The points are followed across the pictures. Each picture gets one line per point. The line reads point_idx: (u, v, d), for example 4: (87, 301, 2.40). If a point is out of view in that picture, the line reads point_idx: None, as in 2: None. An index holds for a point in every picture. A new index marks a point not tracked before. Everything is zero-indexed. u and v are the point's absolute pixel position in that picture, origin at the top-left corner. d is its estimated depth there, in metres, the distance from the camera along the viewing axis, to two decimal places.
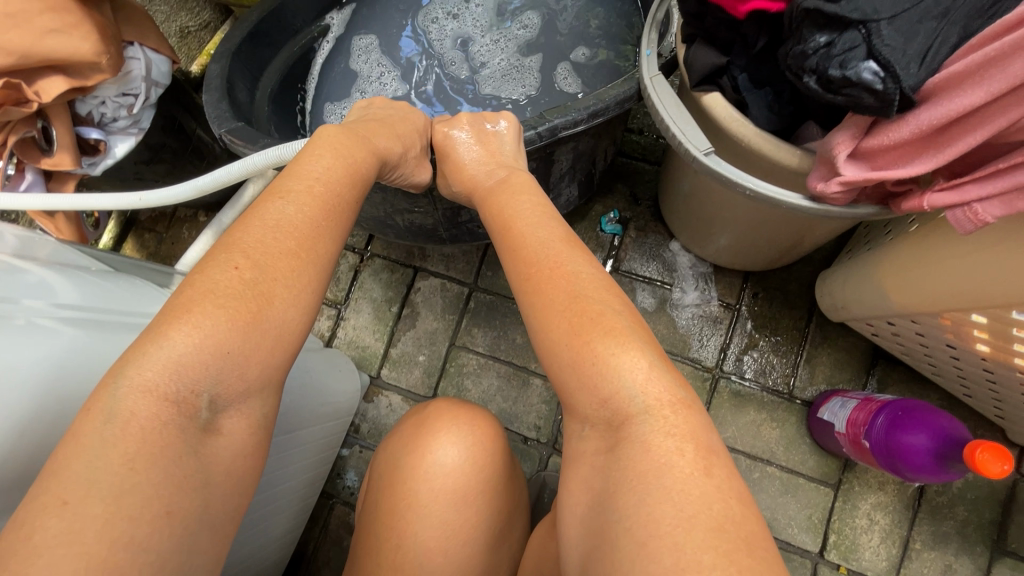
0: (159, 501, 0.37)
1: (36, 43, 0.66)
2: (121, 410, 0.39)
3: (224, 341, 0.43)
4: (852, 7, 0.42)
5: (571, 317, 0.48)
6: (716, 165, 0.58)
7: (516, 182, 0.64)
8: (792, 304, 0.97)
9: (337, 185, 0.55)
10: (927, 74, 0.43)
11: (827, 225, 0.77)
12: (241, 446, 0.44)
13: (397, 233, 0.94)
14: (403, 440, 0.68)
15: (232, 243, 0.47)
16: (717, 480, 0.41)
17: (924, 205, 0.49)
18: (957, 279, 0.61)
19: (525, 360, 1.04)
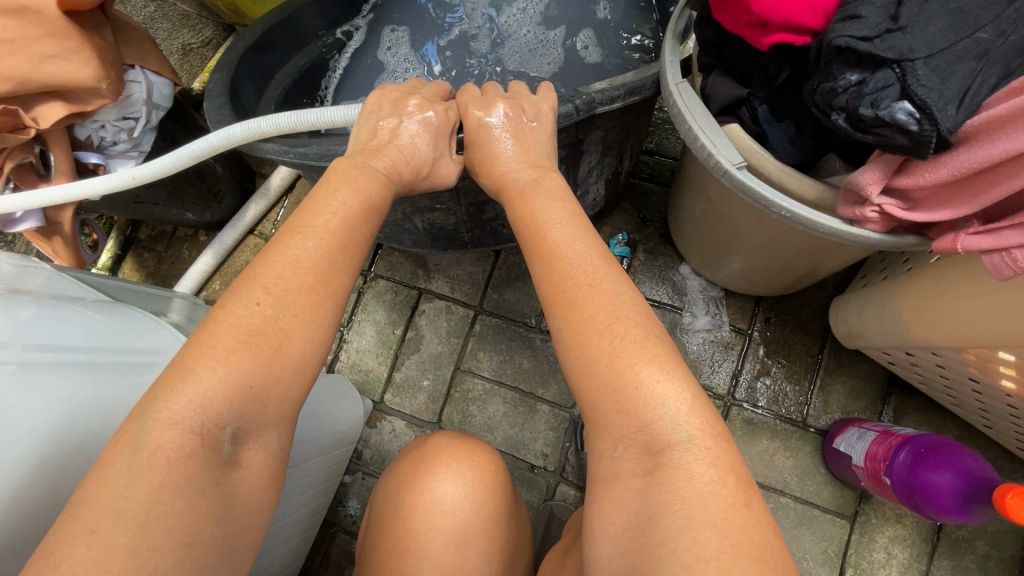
0: (184, 530, 0.36)
1: (35, 68, 0.64)
2: (149, 443, 0.38)
3: (247, 376, 0.42)
4: (886, 46, 0.42)
5: (621, 337, 0.45)
6: (748, 180, 0.54)
7: (549, 185, 0.58)
8: (805, 330, 0.95)
9: (354, 221, 0.52)
10: (965, 116, 0.42)
11: (844, 254, 0.75)
12: (258, 479, 0.43)
13: (417, 238, 0.92)
14: (399, 480, 0.65)
15: (254, 280, 0.46)
16: (758, 511, 0.39)
17: (958, 247, 0.47)
18: (983, 314, 0.59)
19: (531, 385, 1.01)
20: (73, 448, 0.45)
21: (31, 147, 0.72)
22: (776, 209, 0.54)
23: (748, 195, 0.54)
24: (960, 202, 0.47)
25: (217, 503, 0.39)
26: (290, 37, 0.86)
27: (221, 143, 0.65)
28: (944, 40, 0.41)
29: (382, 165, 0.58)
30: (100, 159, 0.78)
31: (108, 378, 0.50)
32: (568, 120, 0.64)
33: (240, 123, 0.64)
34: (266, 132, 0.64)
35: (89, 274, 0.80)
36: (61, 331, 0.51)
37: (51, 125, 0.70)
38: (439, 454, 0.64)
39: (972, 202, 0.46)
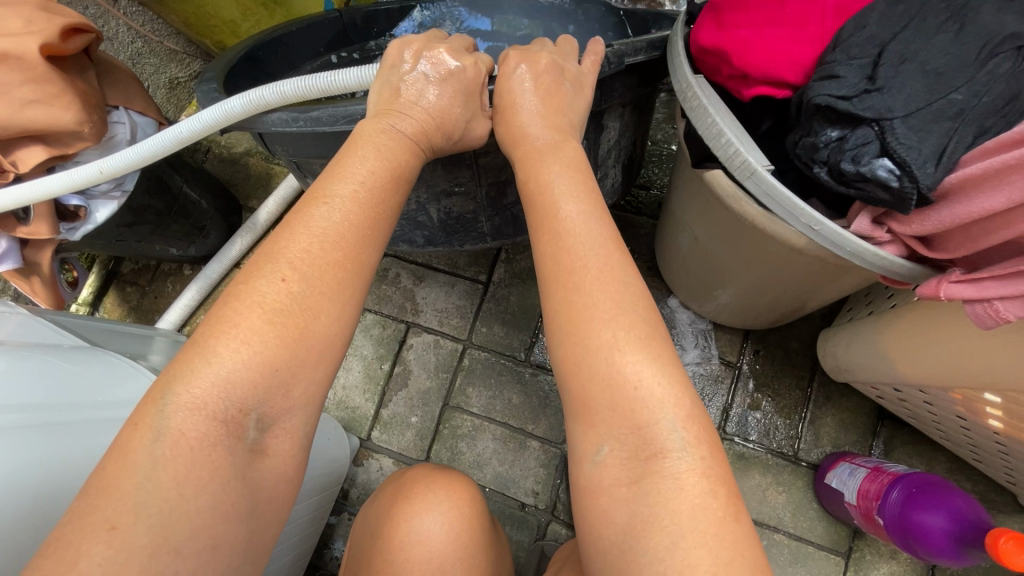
0: (205, 530, 0.36)
1: (14, 113, 0.63)
2: (169, 428, 0.37)
3: (271, 359, 0.40)
4: (864, 105, 0.44)
5: (622, 332, 0.42)
6: (774, 186, 0.49)
7: (568, 153, 0.52)
8: (794, 362, 0.95)
9: (380, 191, 0.48)
10: (944, 173, 0.44)
11: (827, 293, 0.76)
12: (284, 469, 0.42)
13: (432, 233, 0.80)
14: (382, 508, 0.63)
15: (277, 254, 0.43)
16: (744, 525, 0.38)
17: (941, 293, 0.46)
18: (965, 359, 0.60)
19: (521, 421, 1.00)
20: (32, 514, 0.43)
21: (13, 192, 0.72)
22: (805, 221, 0.49)
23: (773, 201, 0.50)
24: (940, 249, 0.49)
25: (230, 507, 0.37)
26: (286, 59, 0.84)
27: (216, 121, 0.58)
28: (920, 100, 0.44)
29: (408, 128, 0.52)
30: (82, 201, 0.78)
31: (78, 437, 0.49)
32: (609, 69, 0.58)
33: (238, 96, 0.57)
34: (270, 104, 0.57)
35: (67, 316, 0.78)
36: (33, 385, 0.51)
37: (31, 168, 0.69)
38: (432, 498, 0.60)
39: (949, 251, 0.48)
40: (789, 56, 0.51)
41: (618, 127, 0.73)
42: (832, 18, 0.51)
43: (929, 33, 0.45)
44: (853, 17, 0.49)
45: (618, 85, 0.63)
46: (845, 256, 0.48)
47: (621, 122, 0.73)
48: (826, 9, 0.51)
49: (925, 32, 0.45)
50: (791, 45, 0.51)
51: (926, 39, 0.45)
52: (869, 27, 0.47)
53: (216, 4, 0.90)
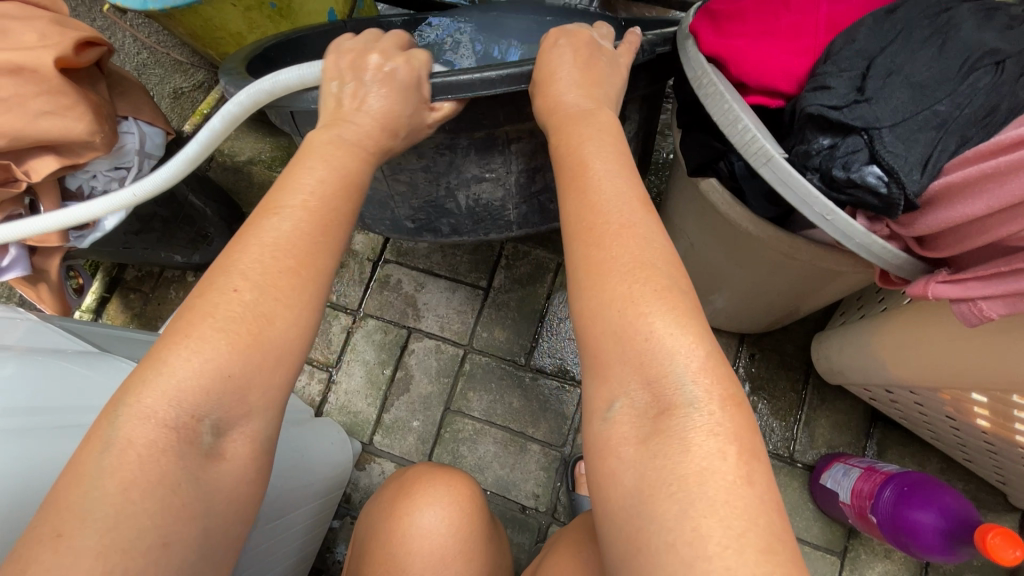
0: (155, 530, 0.35)
1: (28, 124, 0.65)
2: (120, 438, 0.37)
3: (224, 366, 0.39)
4: (855, 115, 0.47)
5: (639, 285, 0.40)
6: (789, 172, 0.46)
7: (603, 119, 0.51)
8: (788, 365, 0.97)
9: (331, 198, 0.47)
10: (930, 179, 0.46)
11: (820, 297, 0.78)
12: (244, 469, 0.40)
13: (459, 220, 0.82)
14: (387, 502, 0.64)
15: (229, 266, 0.42)
16: (756, 490, 0.35)
17: (928, 292, 0.47)
18: (953, 361, 0.62)
19: (522, 425, 1.01)
20: None
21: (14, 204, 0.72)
22: (817, 210, 0.46)
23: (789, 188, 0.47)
24: (930, 250, 0.49)
25: (207, 537, 0.38)
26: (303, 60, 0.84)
27: (217, 127, 0.60)
28: (908, 110, 0.46)
29: (354, 135, 0.53)
30: None
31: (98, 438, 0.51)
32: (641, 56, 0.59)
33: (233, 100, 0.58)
34: (258, 101, 0.57)
35: (73, 322, 0.79)
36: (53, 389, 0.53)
37: (43, 178, 0.70)
38: (435, 492, 0.62)
39: (939, 252, 0.49)
40: (784, 68, 0.53)
41: (638, 121, 0.74)
42: (823, 33, 0.54)
43: (913, 49, 0.48)
44: (843, 32, 0.52)
45: (645, 78, 0.63)
46: (853, 248, 0.47)
47: (641, 116, 0.73)
48: (818, 24, 0.54)
49: (911, 47, 0.48)
50: (786, 57, 0.54)
51: (910, 55, 0.48)
52: (858, 42, 0.50)
53: (225, 18, 0.92)
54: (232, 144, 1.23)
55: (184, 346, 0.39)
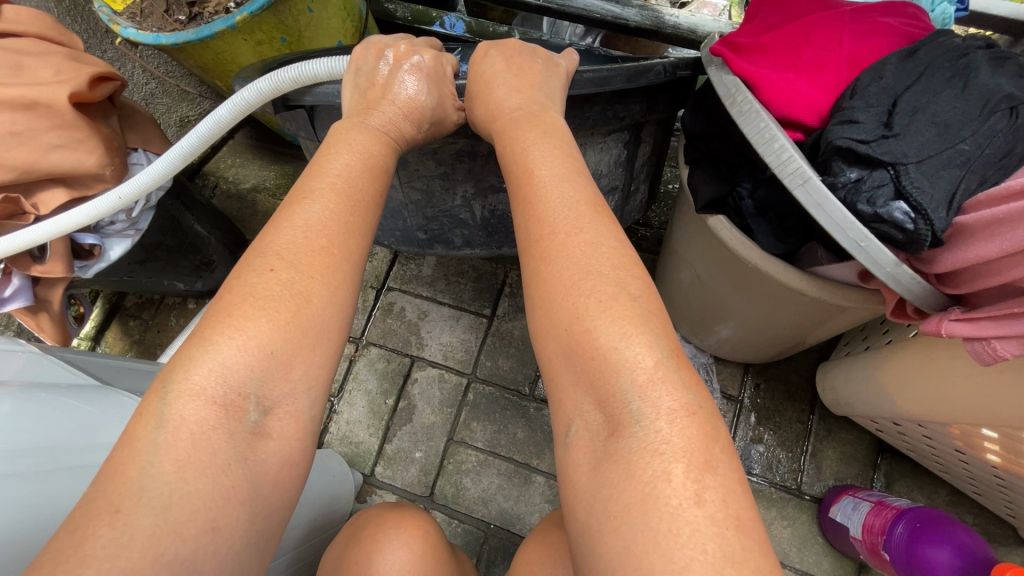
0: (207, 513, 0.34)
1: (38, 159, 0.65)
2: (173, 415, 0.37)
3: (269, 343, 0.40)
4: (881, 149, 0.44)
5: (602, 295, 0.40)
6: (824, 194, 0.44)
7: (547, 122, 0.51)
8: (794, 396, 0.97)
9: (358, 179, 0.49)
10: (955, 219, 0.43)
11: (825, 331, 0.78)
12: (295, 448, 0.40)
13: (473, 232, 0.82)
14: (336, 554, 0.61)
15: (266, 247, 0.44)
16: (711, 509, 0.33)
17: (941, 331, 0.47)
18: (960, 395, 0.62)
19: (526, 456, 1.00)
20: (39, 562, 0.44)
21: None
22: (851, 236, 0.44)
23: (822, 209, 0.44)
24: (949, 286, 0.48)
25: (262, 524, 0.37)
26: None
27: (248, 101, 0.61)
28: (933, 147, 0.44)
29: (381, 123, 0.54)
30: (97, 239, 0.79)
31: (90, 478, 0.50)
32: (655, 77, 0.57)
33: (266, 76, 0.59)
34: (280, 88, 0.59)
35: (69, 352, 0.78)
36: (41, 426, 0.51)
37: (51, 211, 0.70)
38: (385, 537, 0.59)
39: (959, 290, 0.47)
40: (805, 101, 0.51)
41: (653, 143, 0.76)
42: (846, 70, 0.52)
43: (937, 88, 0.46)
44: (867, 69, 0.50)
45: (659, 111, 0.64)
46: (882, 277, 0.45)
47: (656, 138, 0.75)
48: (840, 61, 0.52)
49: (935, 85, 0.46)
50: (808, 91, 0.51)
51: (935, 94, 0.45)
52: (884, 79, 0.48)
53: (234, 51, 0.92)
54: (237, 172, 1.24)
55: (214, 346, 0.39)
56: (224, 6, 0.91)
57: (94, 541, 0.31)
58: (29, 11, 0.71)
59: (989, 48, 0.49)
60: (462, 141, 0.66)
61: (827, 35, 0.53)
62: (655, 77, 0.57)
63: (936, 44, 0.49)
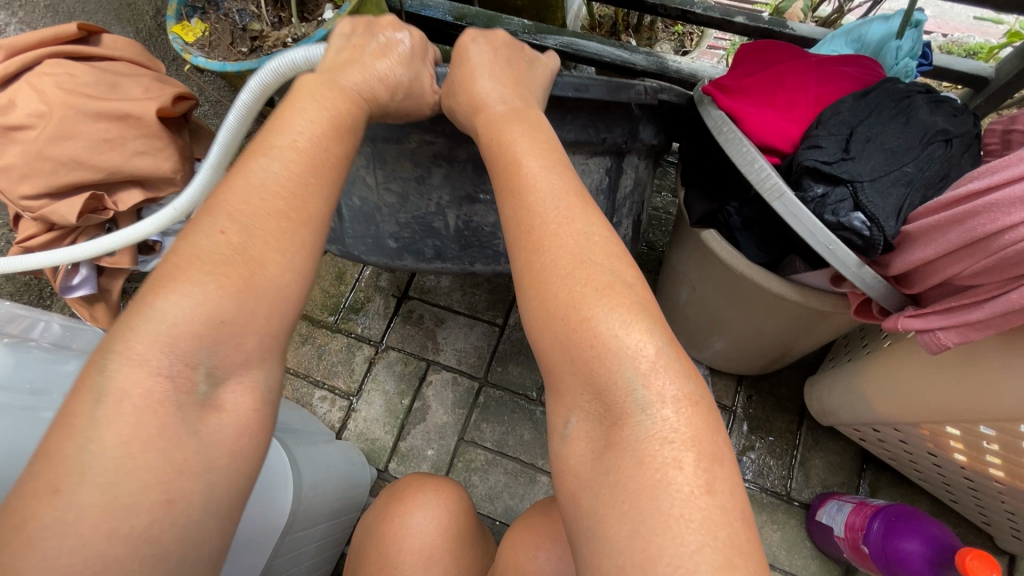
0: (159, 487, 0.35)
1: (125, 162, 0.75)
2: (113, 388, 0.37)
3: (219, 311, 0.40)
4: (841, 169, 0.53)
5: (587, 288, 0.45)
6: (794, 208, 0.53)
7: (529, 117, 0.57)
8: (783, 407, 1.04)
9: (321, 138, 0.50)
10: (900, 226, 0.53)
11: (809, 341, 0.86)
12: (243, 423, 0.41)
13: (444, 244, 0.82)
14: (377, 511, 0.69)
15: (217, 206, 0.44)
16: (721, 500, 0.38)
17: (897, 326, 0.55)
18: (930, 397, 0.70)
19: (531, 457, 1.06)
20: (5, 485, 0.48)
21: (24, 220, 0.79)
22: (822, 240, 0.53)
23: (794, 224, 0.53)
24: (906, 287, 0.57)
25: (225, 493, 0.39)
26: None
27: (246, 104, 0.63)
28: (883, 169, 0.53)
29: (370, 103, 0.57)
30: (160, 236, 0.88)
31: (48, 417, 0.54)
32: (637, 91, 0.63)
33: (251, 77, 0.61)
34: (267, 85, 0.62)
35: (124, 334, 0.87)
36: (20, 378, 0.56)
37: (128, 208, 0.79)
38: (422, 497, 0.67)
39: (913, 289, 0.56)
40: (779, 131, 0.61)
41: (636, 178, 0.82)
42: (812, 108, 0.62)
43: (885, 122, 0.55)
44: (830, 106, 0.59)
45: (654, 130, 0.74)
46: (850, 277, 0.53)
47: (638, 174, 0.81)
48: (808, 101, 0.62)
49: (883, 120, 0.55)
50: (781, 124, 0.61)
51: (883, 128, 0.55)
52: (842, 113, 0.57)
53: None
54: None
55: (170, 296, 0.40)
56: (282, 40, 1.05)
57: (36, 524, 0.32)
58: (125, 40, 0.82)
59: (928, 92, 0.59)
60: (436, 144, 0.70)
61: (797, 80, 0.63)
62: (632, 97, 0.63)
63: (886, 88, 0.58)
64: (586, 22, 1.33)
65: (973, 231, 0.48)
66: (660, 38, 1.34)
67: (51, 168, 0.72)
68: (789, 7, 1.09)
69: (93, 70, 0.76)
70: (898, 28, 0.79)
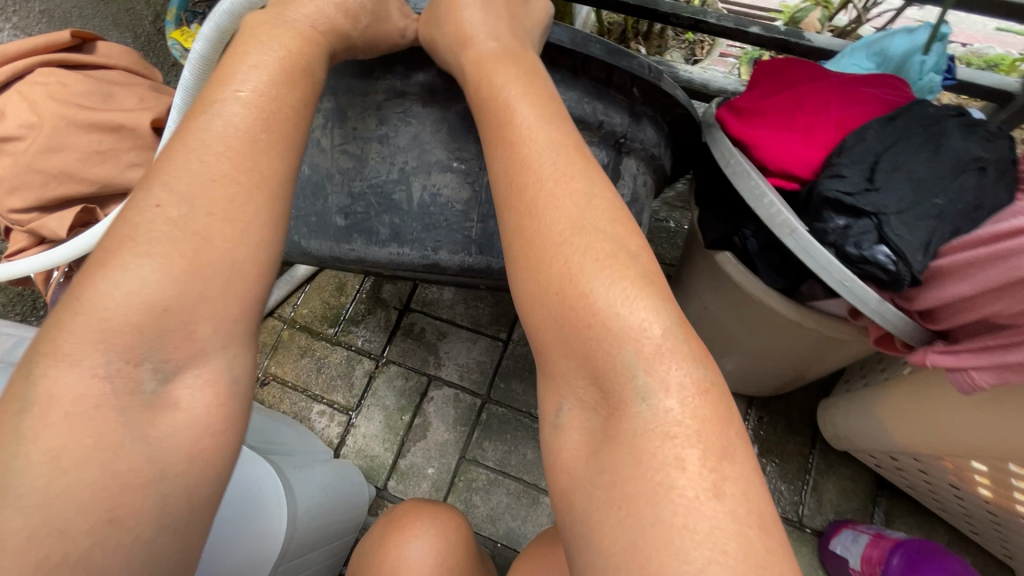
0: (99, 505, 0.31)
1: (118, 174, 0.72)
2: (42, 393, 0.33)
3: (164, 294, 0.35)
4: (865, 201, 0.51)
5: (586, 257, 0.41)
6: (808, 244, 0.51)
7: (519, 57, 0.52)
8: (795, 430, 1.01)
9: (276, 84, 0.44)
10: (930, 261, 0.50)
11: (823, 366, 0.83)
12: (199, 426, 0.36)
13: (405, 220, 0.63)
14: (371, 540, 0.66)
15: (154, 176, 0.39)
16: (730, 504, 0.34)
17: (926, 362, 0.52)
18: (955, 431, 0.66)
19: (534, 477, 1.03)
20: None
21: (12, 232, 0.76)
22: (836, 276, 0.51)
23: (809, 260, 0.51)
24: (932, 323, 0.53)
25: (181, 505, 0.34)
26: None
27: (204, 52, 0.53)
28: (910, 200, 0.50)
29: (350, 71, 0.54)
30: None
31: None
32: (654, 75, 0.57)
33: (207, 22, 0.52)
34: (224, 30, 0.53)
35: None
36: None
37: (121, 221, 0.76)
38: (418, 526, 0.64)
39: (939, 325, 0.52)
40: (798, 156, 0.58)
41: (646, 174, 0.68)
42: (834, 131, 0.58)
43: (913, 150, 0.52)
44: (853, 131, 0.56)
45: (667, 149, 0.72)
46: (869, 313, 0.51)
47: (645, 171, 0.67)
48: (830, 122, 0.59)
49: (911, 148, 0.52)
50: (801, 147, 0.58)
51: (911, 156, 0.52)
52: (867, 140, 0.54)
53: None
54: None
55: (114, 272, 0.35)
56: None
57: None
58: (120, 47, 0.80)
59: (960, 115, 0.55)
60: (412, 104, 0.59)
61: (818, 101, 0.60)
62: (632, 69, 0.56)
63: (914, 111, 0.55)
64: (595, 30, 1.30)
65: (1017, 268, 0.46)
66: (670, 46, 1.32)
67: (41, 180, 0.70)
68: (805, 17, 1.08)
69: (87, 80, 0.73)
70: (925, 43, 0.76)
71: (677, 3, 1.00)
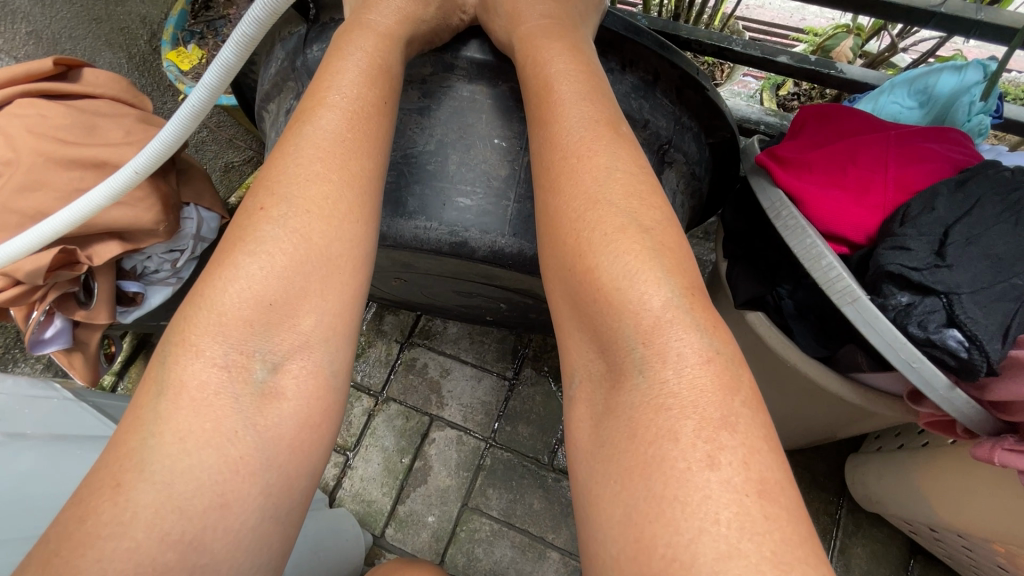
0: (213, 489, 0.35)
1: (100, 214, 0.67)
2: (175, 380, 0.38)
3: (268, 287, 0.41)
4: (933, 278, 0.45)
5: (608, 232, 0.40)
6: (872, 317, 0.46)
7: (559, 35, 0.52)
8: (820, 485, 0.94)
9: (361, 90, 0.48)
10: (1010, 349, 0.44)
11: (853, 430, 0.76)
12: (304, 416, 0.40)
13: (434, 191, 0.56)
14: None
15: (258, 186, 0.45)
16: (725, 474, 0.32)
17: (996, 461, 0.46)
18: (1008, 523, 0.59)
19: (541, 529, 0.98)
20: None
21: None
22: (903, 355, 0.46)
23: (872, 333, 0.47)
24: (1005, 414, 0.47)
25: (266, 527, 0.37)
26: None
27: (249, 34, 0.53)
28: (986, 279, 0.45)
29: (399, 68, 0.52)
30: (140, 287, 0.82)
31: None
32: (707, 82, 0.55)
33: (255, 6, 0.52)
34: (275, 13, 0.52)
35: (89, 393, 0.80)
36: None
37: (104, 261, 0.72)
38: None
39: (1015, 419, 0.47)
40: (850, 218, 0.53)
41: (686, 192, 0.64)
42: (893, 192, 0.53)
43: (989, 222, 0.47)
44: (918, 195, 0.51)
45: (693, 198, 0.66)
46: (934, 399, 0.46)
47: (685, 186, 0.63)
48: (887, 183, 0.53)
49: (987, 218, 0.47)
50: (853, 209, 0.53)
51: (987, 228, 0.46)
52: (936, 210, 0.48)
53: None
54: None
55: (229, 271, 0.41)
56: None
57: None
58: (108, 74, 0.74)
59: None
60: (457, 80, 0.55)
61: (873, 157, 0.54)
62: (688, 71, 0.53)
63: (985, 175, 0.49)
64: None
65: None
66: None
67: (17, 222, 0.65)
68: (836, 46, 1.03)
69: (70, 112, 0.68)
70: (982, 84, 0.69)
71: (701, 29, 0.93)
